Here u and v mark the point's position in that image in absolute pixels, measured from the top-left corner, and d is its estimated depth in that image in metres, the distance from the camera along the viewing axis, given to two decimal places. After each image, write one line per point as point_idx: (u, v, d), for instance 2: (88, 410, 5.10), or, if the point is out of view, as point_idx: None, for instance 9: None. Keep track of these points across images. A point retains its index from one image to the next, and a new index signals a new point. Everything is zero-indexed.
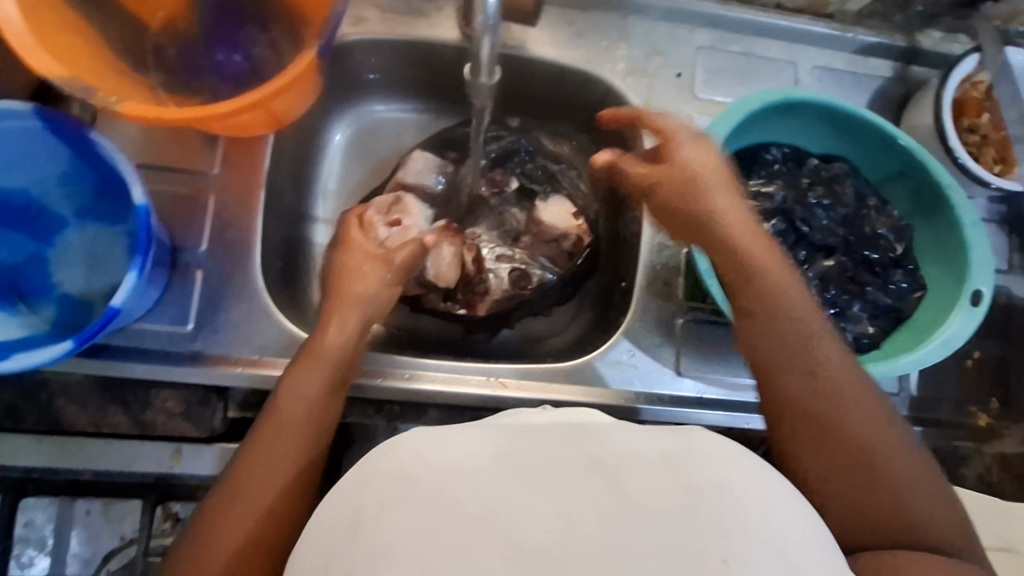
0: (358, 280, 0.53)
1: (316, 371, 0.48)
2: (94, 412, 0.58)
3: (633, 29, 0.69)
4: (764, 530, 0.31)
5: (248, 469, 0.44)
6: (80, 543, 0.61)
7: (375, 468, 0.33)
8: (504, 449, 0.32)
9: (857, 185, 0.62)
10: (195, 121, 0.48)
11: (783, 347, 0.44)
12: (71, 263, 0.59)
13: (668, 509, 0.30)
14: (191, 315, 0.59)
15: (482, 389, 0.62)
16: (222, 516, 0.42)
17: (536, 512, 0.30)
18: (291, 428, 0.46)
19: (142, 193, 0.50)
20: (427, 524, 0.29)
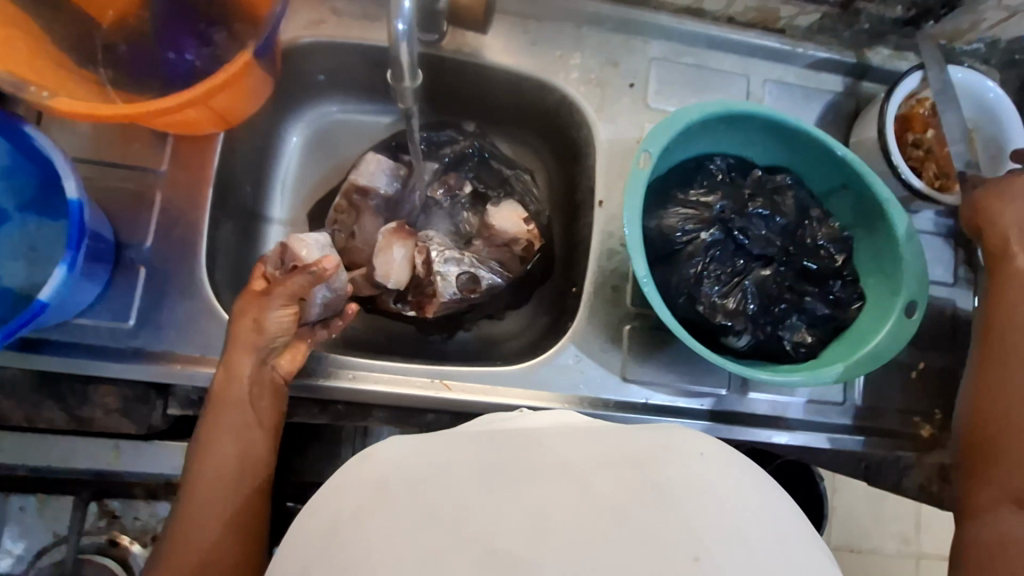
0: (251, 313, 0.56)
1: (223, 417, 0.55)
2: (28, 407, 0.57)
3: (588, 39, 0.69)
4: (735, 526, 0.33)
5: (184, 521, 0.51)
6: (13, 540, 0.61)
7: (352, 476, 0.36)
8: (474, 455, 0.36)
9: (799, 196, 0.63)
10: (134, 118, 0.50)
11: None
12: (10, 256, 0.58)
13: (635, 509, 0.32)
14: (132, 312, 0.59)
15: (426, 391, 0.62)
16: (172, 560, 0.50)
17: (504, 514, 0.32)
18: (209, 482, 0.53)
19: (76, 187, 0.50)
20: (393, 523, 0.32)
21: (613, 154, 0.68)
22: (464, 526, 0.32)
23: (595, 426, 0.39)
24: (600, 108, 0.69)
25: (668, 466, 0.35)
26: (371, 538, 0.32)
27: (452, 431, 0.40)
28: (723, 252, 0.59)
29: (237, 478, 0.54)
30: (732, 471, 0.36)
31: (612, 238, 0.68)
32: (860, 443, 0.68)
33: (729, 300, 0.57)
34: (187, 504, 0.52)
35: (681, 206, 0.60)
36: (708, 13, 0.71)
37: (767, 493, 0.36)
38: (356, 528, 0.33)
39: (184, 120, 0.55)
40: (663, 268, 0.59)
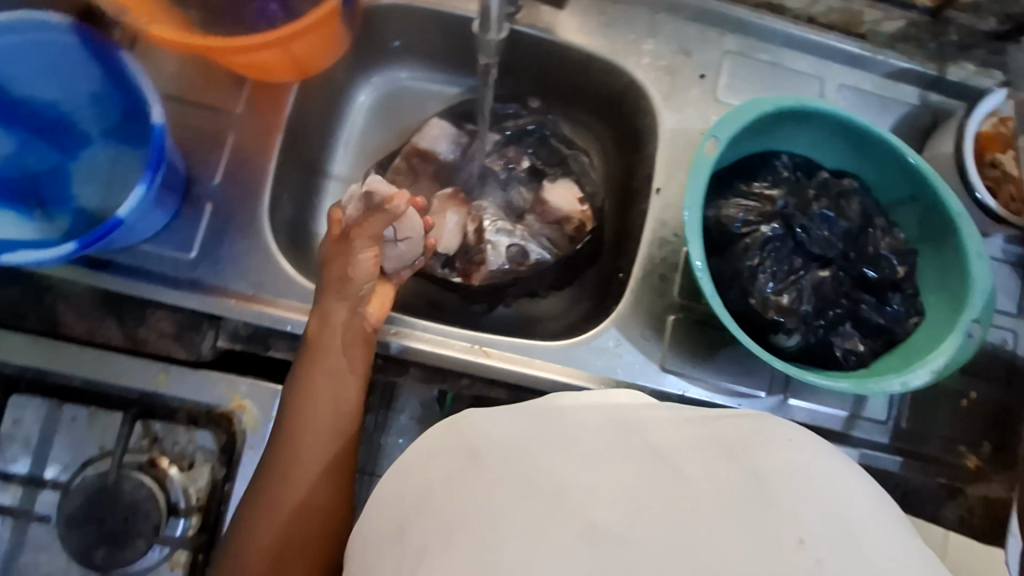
0: (345, 257, 0.61)
1: (321, 362, 0.57)
2: (91, 322, 0.61)
3: (663, 26, 0.69)
4: (832, 512, 0.36)
5: (285, 462, 0.53)
6: (61, 448, 0.60)
7: (444, 447, 0.44)
8: (571, 436, 0.41)
9: (865, 203, 0.61)
10: (218, 51, 0.52)
11: None
12: (90, 179, 0.62)
13: (733, 492, 0.36)
14: (195, 244, 0.62)
15: (466, 354, 0.63)
16: (272, 493, 0.52)
17: (608, 491, 0.37)
18: (306, 423, 0.55)
19: (160, 114, 0.52)
20: (500, 492, 0.38)
21: (676, 144, 0.67)
22: (567, 499, 0.37)
23: (674, 417, 0.44)
24: (668, 96, 0.68)
25: (758, 456, 0.39)
26: (472, 499, 0.38)
27: (537, 408, 0.46)
28: (783, 249, 0.58)
29: (334, 424, 0.56)
30: (825, 463, 0.39)
31: (665, 226, 0.67)
32: (899, 464, 0.67)
33: (784, 298, 0.56)
34: (287, 445, 0.54)
35: (741, 199, 0.59)
36: (788, 10, 0.69)
37: (860, 490, 0.38)
38: (456, 489, 0.40)
39: (263, 62, 0.57)
40: (720, 259, 0.59)
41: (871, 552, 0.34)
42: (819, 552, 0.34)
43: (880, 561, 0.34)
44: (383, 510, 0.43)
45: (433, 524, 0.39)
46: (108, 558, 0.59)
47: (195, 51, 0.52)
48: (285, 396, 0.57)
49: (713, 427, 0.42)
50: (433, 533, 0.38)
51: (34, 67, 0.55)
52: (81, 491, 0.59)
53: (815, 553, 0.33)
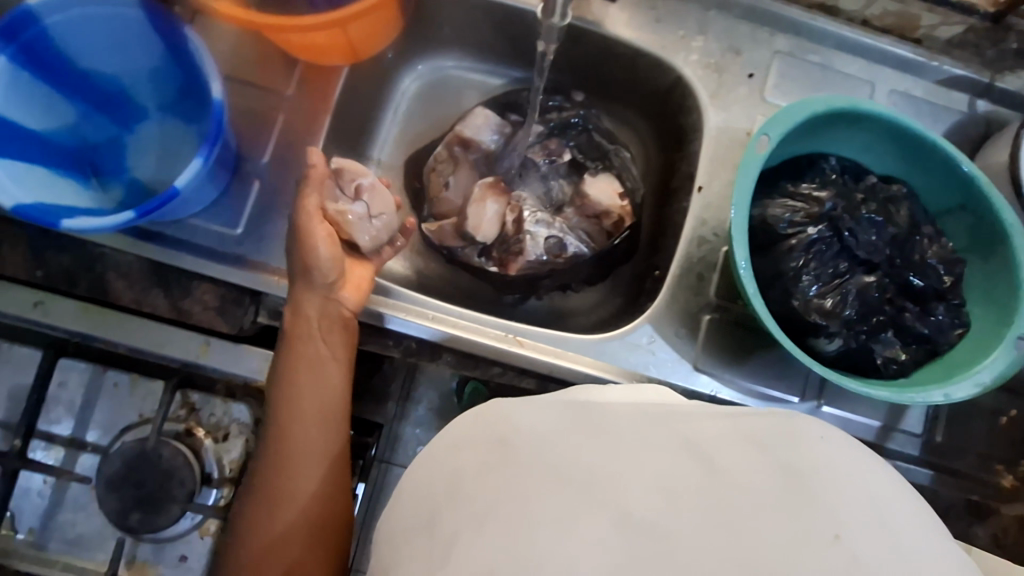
0: (305, 244, 0.58)
1: (301, 354, 0.59)
2: (138, 291, 0.61)
3: (714, 23, 0.68)
4: (867, 506, 0.35)
5: (280, 456, 0.56)
6: (103, 413, 0.62)
7: (470, 440, 0.43)
8: (590, 430, 0.41)
9: (913, 210, 0.60)
10: (279, 29, 0.53)
11: None
12: (144, 152, 0.63)
13: (765, 486, 0.36)
14: (242, 220, 0.63)
15: (500, 343, 0.63)
16: (280, 484, 0.55)
17: (639, 484, 0.37)
18: (304, 416, 0.57)
19: (220, 89, 0.53)
20: (528, 484, 0.38)
21: (721, 143, 0.67)
22: (599, 489, 0.37)
23: (696, 409, 0.44)
24: (715, 94, 0.67)
25: (790, 450, 0.38)
26: (505, 490, 0.38)
27: (563, 400, 0.46)
28: (826, 252, 0.57)
29: (322, 413, 0.58)
30: (857, 456, 0.39)
31: (705, 226, 0.66)
32: (931, 478, 0.65)
33: (826, 301, 0.56)
34: (280, 438, 0.56)
35: (786, 200, 0.59)
36: (842, 12, 0.69)
37: (893, 484, 0.38)
38: (490, 479, 0.39)
39: (318, 43, 0.58)
40: (763, 259, 0.58)
41: (907, 546, 0.34)
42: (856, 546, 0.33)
43: (917, 557, 0.33)
44: (414, 499, 0.43)
45: (468, 511, 0.38)
46: (143, 523, 0.60)
47: (257, 27, 0.53)
48: (272, 389, 0.58)
49: (743, 421, 0.41)
50: (466, 521, 0.38)
51: (98, 41, 0.57)
52: (120, 455, 0.60)
53: (851, 546, 0.33)
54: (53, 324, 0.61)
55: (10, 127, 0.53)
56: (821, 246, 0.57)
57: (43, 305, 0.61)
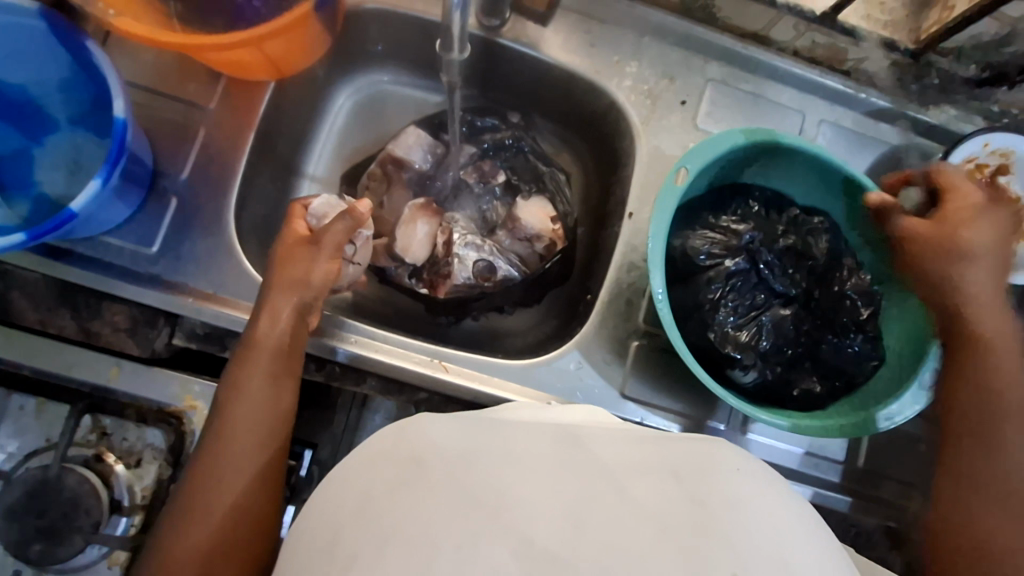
0: (291, 260, 0.58)
1: (254, 364, 0.55)
2: (44, 311, 0.60)
3: (648, 49, 0.69)
4: (771, 541, 0.34)
5: (206, 468, 0.52)
6: (7, 437, 0.60)
7: (389, 449, 0.39)
8: (524, 449, 0.38)
9: (833, 241, 0.61)
10: (188, 48, 0.52)
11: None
12: (53, 166, 0.61)
13: (677, 520, 0.34)
14: (157, 239, 0.61)
15: (423, 368, 0.63)
16: (204, 493, 0.51)
17: (547, 510, 0.34)
18: (244, 426, 0.53)
19: (122, 107, 0.52)
20: (441, 508, 0.34)
21: (651, 169, 0.67)
22: (508, 513, 0.34)
23: (632, 434, 0.42)
24: (647, 120, 0.68)
25: (707, 484, 0.37)
26: (410, 509, 0.34)
27: (486, 417, 0.43)
28: (741, 287, 0.58)
29: (264, 428, 0.54)
30: (767, 488, 0.38)
31: (635, 251, 0.67)
32: (847, 504, 0.66)
33: (740, 333, 0.57)
34: (215, 447, 0.52)
35: (706, 233, 0.59)
36: (774, 42, 0.69)
37: (799, 518, 0.37)
38: (396, 497, 0.35)
39: (235, 60, 0.57)
40: (684, 290, 0.59)
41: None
42: None
43: None
44: (305, 537, 0.38)
45: (375, 529, 0.34)
46: (44, 555, 0.57)
47: (165, 46, 0.51)
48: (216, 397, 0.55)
49: (666, 449, 0.40)
50: (368, 541, 0.34)
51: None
52: (21, 483, 0.58)
53: None
54: None
55: None
56: (738, 279, 0.58)
57: None
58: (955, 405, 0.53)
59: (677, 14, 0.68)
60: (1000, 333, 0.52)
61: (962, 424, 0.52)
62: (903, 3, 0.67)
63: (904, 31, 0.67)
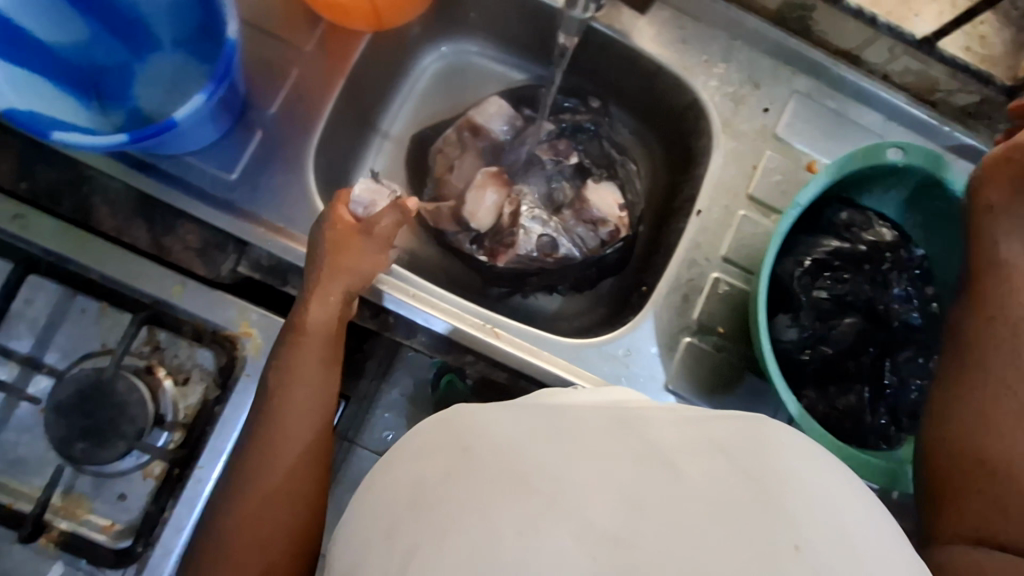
0: (346, 249, 0.60)
1: (303, 347, 0.58)
2: (121, 221, 0.61)
3: (738, 52, 0.69)
4: (830, 519, 0.32)
5: (266, 444, 0.54)
6: (68, 337, 0.61)
7: (433, 441, 0.38)
8: (567, 434, 0.36)
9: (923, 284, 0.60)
10: None
11: (987, 348, 0.48)
12: (152, 84, 0.62)
13: (735, 499, 0.32)
14: (238, 167, 0.62)
15: (476, 331, 0.64)
16: (255, 472, 0.53)
17: (601, 487, 0.33)
18: (296, 409, 0.56)
19: (235, 30, 0.52)
20: (488, 494, 0.33)
21: (724, 173, 0.68)
22: (564, 496, 0.33)
23: (678, 413, 0.40)
24: (728, 123, 0.68)
25: (764, 461, 0.35)
26: (466, 497, 0.34)
27: (530, 403, 0.41)
28: (849, 272, 0.58)
29: (312, 410, 0.57)
30: (822, 469, 0.36)
31: (698, 249, 0.67)
32: None
33: (822, 300, 0.57)
34: (267, 428, 0.55)
35: (852, 207, 0.59)
36: (865, 64, 0.69)
37: (862, 504, 0.35)
38: (450, 488, 0.35)
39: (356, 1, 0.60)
40: (807, 236, 0.59)
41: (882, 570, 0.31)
42: (819, 554, 0.30)
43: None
44: (357, 529, 0.37)
45: (430, 521, 0.33)
46: (86, 454, 0.58)
47: None
48: (269, 375, 0.58)
49: (707, 425, 0.38)
50: (425, 533, 0.33)
51: None
52: (73, 381, 0.59)
53: (814, 559, 0.30)
54: (28, 237, 0.59)
55: (19, 35, 0.53)
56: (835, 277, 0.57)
57: (21, 219, 0.59)
58: (968, 327, 0.50)
59: (772, 22, 0.69)
60: None
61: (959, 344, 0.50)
62: (1004, 40, 0.66)
63: (1002, 67, 0.65)
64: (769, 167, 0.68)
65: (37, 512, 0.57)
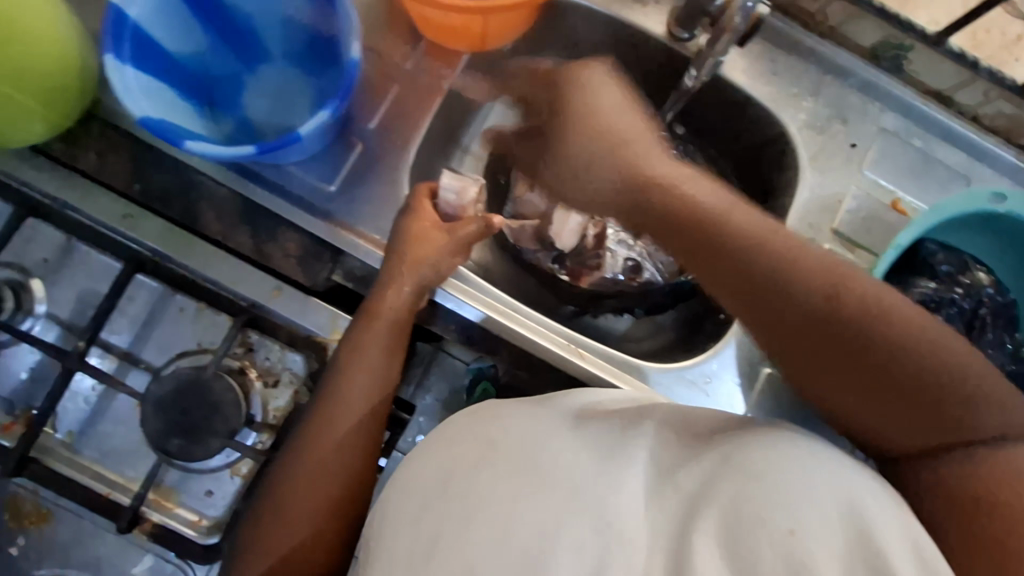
0: (423, 245, 0.61)
1: (371, 339, 0.60)
2: (226, 226, 0.63)
3: (828, 88, 0.70)
4: (831, 502, 0.33)
5: (321, 425, 0.58)
6: (167, 334, 0.64)
7: (466, 434, 0.43)
8: (580, 442, 0.40)
9: (1011, 332, 0.60)
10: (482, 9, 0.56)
11: (789, 330, 0.43)
12: (260, 93, 0.64)
13: (737, 494, 0.34)
14: (337, 178, 0.64)
15: (561, 351, 0.65)
16: (308, 453, 0.57)
17: (601, 489, 0.37)
18: (355, 398, 0.59)
19: (358, 49, 0.54)
20: (506, 488, 0.38)
21: (808, 208, 0.68)
22: (581, 494, 0.36)
23: (692, 419, 0.43)
24: (814, 156, 0.69)
25: (765, 455, 0.36)
26: (486, 490, 0.38)
27: (558, 406, 0.45)
28: (944, 312, 0.58)
29: (370, 398, 0.60)
30: (832, 461, 0.36)
31: None
32: None
33: None
34: (320, 413, 0.58)
35: (949, 250, 0.60)
36: (955, 104, 0.69)
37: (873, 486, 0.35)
38: (475, 477, 0.40)
39: (487, 28, 0.60)
40: (902, 275, 0.60)
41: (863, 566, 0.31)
42: (811, 538, 0.31)
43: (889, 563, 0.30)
44: (390, 507, 0.43)
45: (455, 508, 0.38)
46: (182, 451, 0.60)
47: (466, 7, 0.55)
48: (336, 357, 0.61)
49: (718, 434, 0.40)
50: (449, 518, 0.38)
51: None
52: (172, 379, 0.61)
53: (806, 542, 0.31)
54: (134, 236, 0.61)
55: (150, 45, 0.54)
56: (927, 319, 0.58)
57: (131, 219, 0.61)
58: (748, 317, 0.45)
59: (864, 59, 0.70)
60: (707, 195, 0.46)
61: (898, 377, 0.40)
62: None
63: None
64: (853, 203, 0.69)
65: (133, 505, 0.58)
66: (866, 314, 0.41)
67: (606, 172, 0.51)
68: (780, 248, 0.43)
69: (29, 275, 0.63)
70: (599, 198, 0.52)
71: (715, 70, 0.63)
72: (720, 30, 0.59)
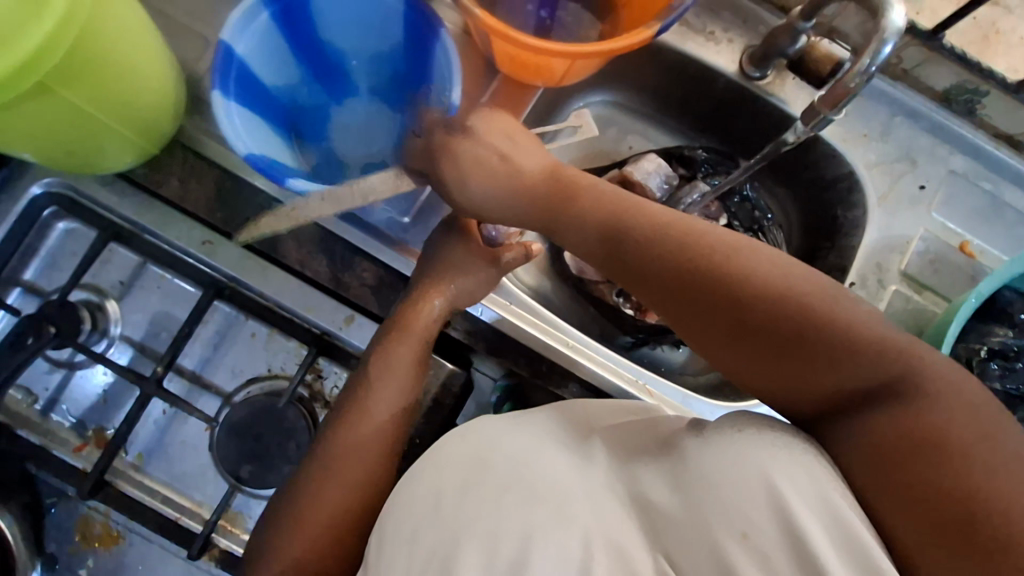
0: (458, 269, 0.62)
1: (398, 354, 0.58)
2: (305, 253, 0.62)
3: (897, 129, 0.70)
4: (783, 504, 0.34)
5: (341, 448, 0.56)
6: (237, 360, 0.64)
7: (455, 453, 0.46)
8: (560, 460, 0.43)
9: None
10: (580, 56, 0.55)
11: (708, 321, 0.46)
12: (347, 127, 0.65)
13: (694, 508, 0.36)
14: (411, 210, 0.65)
15: (631, 388, 0.66)
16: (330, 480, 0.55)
17: (576, 511, 0.39)
18: (375, 424, 0.57)
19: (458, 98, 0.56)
20: (489, 506, 0.41)
21: (878, 249, 0.68)
22: (566, 509, 0.39)
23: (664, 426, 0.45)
24: (884, 196, 0.69)
25: (717, 457, 0.37)
26: (474, 509, 0.41)
27: (528, 419, 0.48)
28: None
29: (394, 426, 0.58)
30: (798, 457, 0.37)
31: None
32: None
33: (996, 391, 0.59)
34: (341, 433, 0.56)
35: None
36: None
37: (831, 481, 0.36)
38: (464, 501, 0.42)
39: (569, 70, 0.60)
40: (977, 322, 0.61)
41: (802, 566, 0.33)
42: (763, 545, 0.33)
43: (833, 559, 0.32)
44: (393, 526, 0.45)
45: (446, 528, 0.41)
46: (253, 476, 0.61)
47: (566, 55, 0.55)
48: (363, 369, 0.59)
49: (683, 436, 0.41)
50: (439, 540, 0.41)
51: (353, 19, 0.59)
52: (246, 404, 0.62)
53: (757, 546, 0.33)
54: (212, 262, 0.62)
55: (251, 79, 0.55)
56: (1003, 366, 0.59)
57: (210, 245, 0.62)
58: (673, 315, 0.48)
59: (935, 101, 0.70)
60: (617, 198, 0.52)
61: (817, 353, 0.41)
62: None
63: None
64: (922, 245, 0.68)
65: (205, 533, 0.58)
66: (776, 284, 0.44)
67: (490, 183, 0.55)
68: (682, 237, 0.48)
69: (106, 296, 0.63)
70: (509, 217, 0.56)
71: (818, 129, 0.57)
72: (829, 92, 0.52)
